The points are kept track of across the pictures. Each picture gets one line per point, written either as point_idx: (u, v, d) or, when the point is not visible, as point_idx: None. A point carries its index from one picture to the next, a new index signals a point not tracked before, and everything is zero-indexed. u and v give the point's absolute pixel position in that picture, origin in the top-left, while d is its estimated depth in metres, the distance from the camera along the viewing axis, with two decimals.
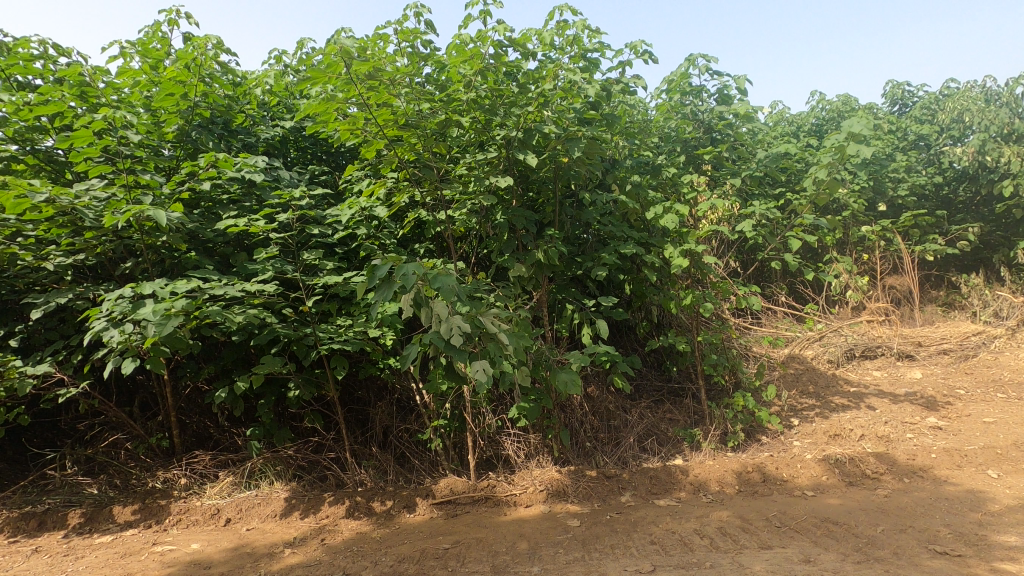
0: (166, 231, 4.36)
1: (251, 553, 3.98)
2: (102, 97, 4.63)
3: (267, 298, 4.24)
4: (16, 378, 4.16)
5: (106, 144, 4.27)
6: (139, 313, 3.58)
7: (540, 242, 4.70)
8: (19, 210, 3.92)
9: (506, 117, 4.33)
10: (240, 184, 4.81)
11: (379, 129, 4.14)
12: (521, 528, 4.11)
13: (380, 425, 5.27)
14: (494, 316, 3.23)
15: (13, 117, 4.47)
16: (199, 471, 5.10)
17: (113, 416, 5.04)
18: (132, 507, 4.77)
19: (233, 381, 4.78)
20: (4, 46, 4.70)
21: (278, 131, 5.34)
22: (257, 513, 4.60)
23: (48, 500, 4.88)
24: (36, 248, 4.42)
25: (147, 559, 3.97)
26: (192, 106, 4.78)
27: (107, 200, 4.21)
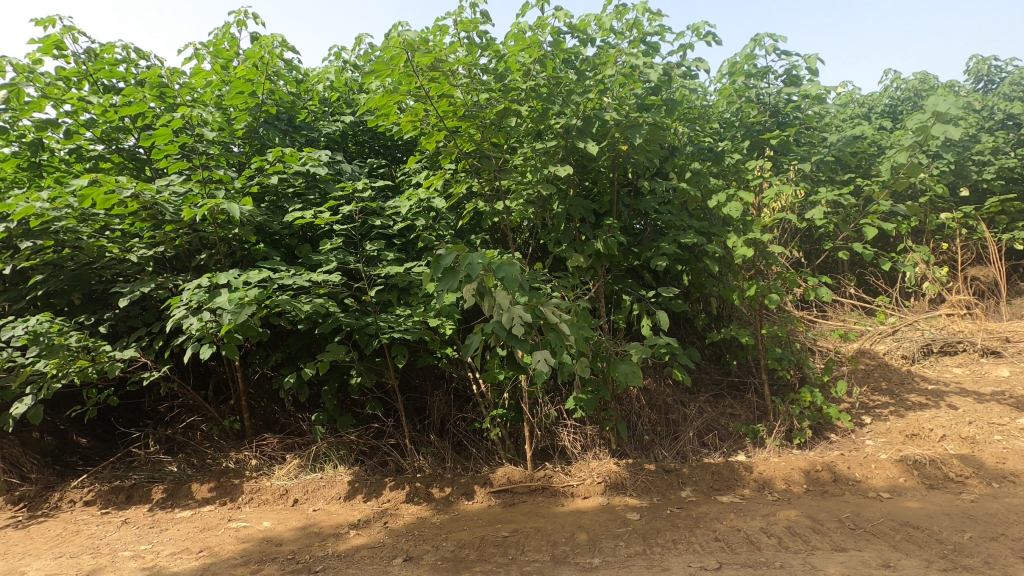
0: (239, 223, 4.55)
1: (319, 533, 4.14)
2: (179, 97, 4.89)
3: (331, 287, 4.37)
4: (107, 362, 4.48)
5: (184, 141, 4.52)
6: (216, 302, 3.76)
7: (599, 232, 4.64)
8: (107, 205, 4.19)
9: (565, 106, 4.27)
10: (304, 177, 4.97)
11: (438, 120, 4.19)
12: (580, 520, 4.09)
13: (438, 414, 5.39)
14: (555, 306, 3.19)
15: (101, 119, 4.79)
16: (268, 453, 5.34)
17: (190, 399, 5.36)
18: (209, 485, 5.05)
19: (299, 368, 4.96)
20: (92, 52, 5.04)
21: (339, 125, 5.50)
22: (323, 494, 4.78)
23: (133, 475, 5.26)
24: (122, 241, 4.74)
25: (224, 534, 4.20)
26: (260, 104, 4.99)
27: (185, 194, 4.43)
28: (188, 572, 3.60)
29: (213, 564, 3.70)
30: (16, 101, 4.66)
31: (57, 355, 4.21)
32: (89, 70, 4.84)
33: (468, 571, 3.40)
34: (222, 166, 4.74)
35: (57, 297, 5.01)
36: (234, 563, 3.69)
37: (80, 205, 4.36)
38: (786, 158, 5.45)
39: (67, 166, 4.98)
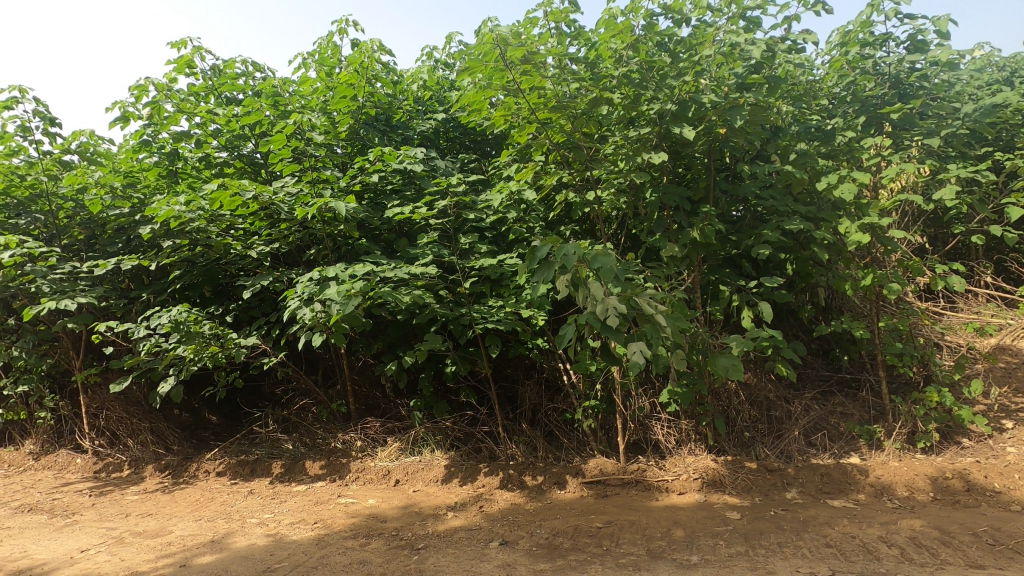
0: (344, 220, 4.86)
1: (419, 512, 4.37)
2: (291, 105, 5.30)
3: (428, 280, 4.55)
4: (234, 348, 4.97)
5: (296, 145, 4.89)
6: (326, 294, 4.05)
7: (695, 220, 4.46)
8: (233, 206, 4.64)
9: (659, 91, 4.17)
10: (402, 174, 5.20)
11: (530, 112, 4.20)
12: (675, 515, 4.00)
13: (529, 403, 5.46)
14: (651, 297, 3.12)
15: (225, 128, 5.31)
16: (371, 436, 5.68)
17: (302, 384, 5.83)
18: (320, 462, 5.46)
19: (399, 356, 5.24)
20: (217, 69, 5.59)
21: (432, 123, 5.72)
22: (422, 477, 5.03)
23: (256, 451, 5.81)
24: (245, 239, 5.22)
25: (335, 509, 4.55)
26: (360, 107, 5.30)
27: (297, 195, 4.80)
28: (305, 540, 3.93)
29: (327, 535, 4.02)
30: (157, 117, 5.29)
31: (194, 341, 4.78)
32: (215, 85, 5.38)
33: (562, 559, 3.44)
34: (328, 167, 5.07)
35: (191, 289, 5.62)
36: (345, 535, 3.99)
37: (210, 207, 4.85)
38: (909, 133, 4.93)
39: (198, 173, 5.56)
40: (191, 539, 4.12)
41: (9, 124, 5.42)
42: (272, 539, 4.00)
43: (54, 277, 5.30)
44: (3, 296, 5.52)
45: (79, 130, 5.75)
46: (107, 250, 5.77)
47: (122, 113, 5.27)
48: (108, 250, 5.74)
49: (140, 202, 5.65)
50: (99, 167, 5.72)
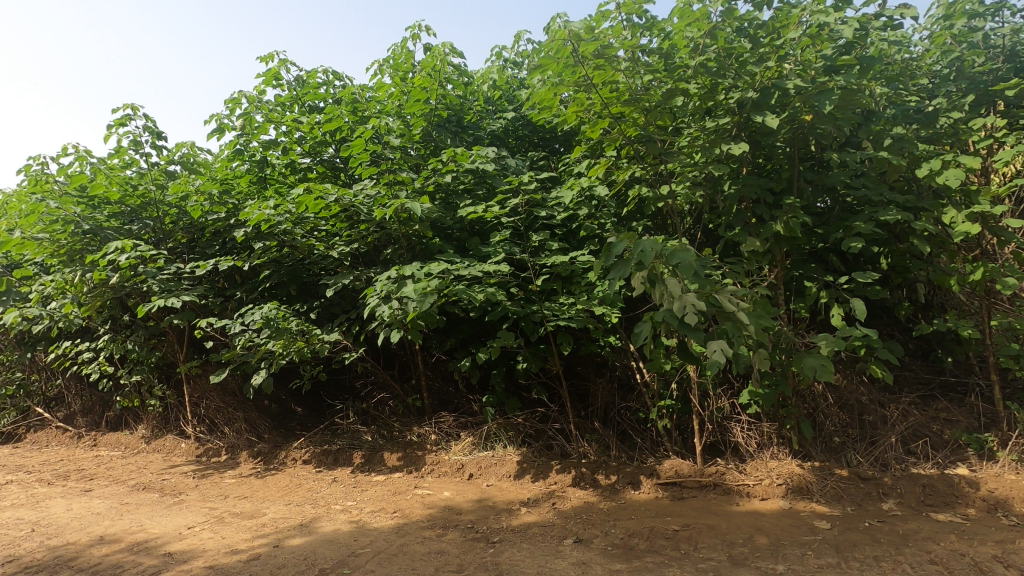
0: (419, 220, 4.99)
1: (493, 506, 4.43)
2: (368, 111, 5.52)
3: (501, 277, 4.60)
4: (318, 344, 5.25)
5: (375, 149, 5.08)
6: (403, 292, 4.19)
7: (778, 212, 4.23)
8: (317, 209, 4.88)
9: (737, 79, 4.00)
10: (473, 174, 5.28)
11: (603, 108, 4.12)
12: (758, 522, 3.83)
13: (601, 402, 5.42)
14: (732, 295, 2.99)
15: (308, 136, 5.63)
16: (445, 430, 5.82)
17: (381, 378, 6.07)
18: (397, 454, 5.67)
19: (472, 352, 5.35)
20: (300, 79, 5.92)
21: (502, 122, 5.78)
22: (495, 471, 5.10)
23: (338, 441, 6.11)
24: (327, 240, 5.49)
25: (412, 499, 4.71)
26: (433, 109, 5.44)
27: (375, 197, 5.00)
28: (386, 528, 4.10)
29: (405, 524, 4.17)
30: (249, 127, 5.67)
31: (283, 336, 5.09)
32: (299, 94, 5.70)
33: (639, 560, 3.39)
34: (404, 169, 5.22)
35: (279, 288, 5.98)
36: (423, 525, 4.12)
37: (296, 210, 5.13)
38: None
39: (284, 178, 5.91)
40: (283, 522, 4.40)
41: (123, 140, 6.00)
42: (355, 526, 4.20)
43: (162, 278, 5.81)
44: (120, 295, 6.11)
45: (181, 142, 6.27)
46: (206, 252, 6.26)
47: (218, 125, 5.70)
48: (207, 253, 6.22)
49: (234, 207, 6.07)
50: (199, 176, 6.21)
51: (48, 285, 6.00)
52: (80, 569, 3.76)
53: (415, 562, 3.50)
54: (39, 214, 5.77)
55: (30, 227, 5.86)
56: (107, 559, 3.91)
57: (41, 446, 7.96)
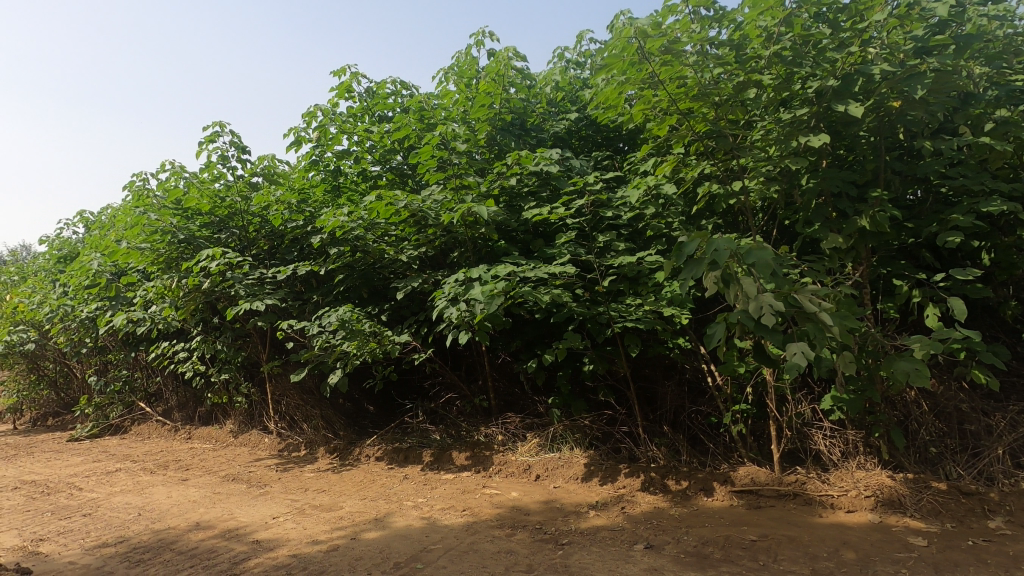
0: (484, 223, 5.05)
1: (561, 508, 4.43)
2: (434, 118, 5.66)
3: (567, 279, 4.59)
4: (390, 345, 5.44)
5: (442, 156, 5.22)
6: (471, 294, 4.27)
7: (862, 206, 3.98)
8: (388, 215, 5.06)
9: (816, 67, 3.81)
10: (538, 176, 5.29)
11: (670, 104, 4.02)
12: (844, 535, 3.61)
13: (671, 405, 5.29)
14: (814, 294, 2.83)
15: (378, 145, 5.86)
16: (512, 430, 5.88)
17: (448, 378, 6.21)
18: (465, 453, 5.78)
19: (538, 354, 5.37)
20: (370, 91, 6.16)
21: (566, 124, 5.77)
22: (562, 473, 5.09)
23: (408, 439, 6.31)
24: (397, 245, 5.68)
25: (481, 498, 4.79)
26: (497, 113, 5.51)
27: (443, 202, 5.14)
28: (457, 526, 4.19)
29: (475, 522, 4.24)
30: (324, 139, 5.96)
31: (357, 337, 5.31)
32: (370, 105, 5.94)
33: (714, 569, 3.28)
34: (470, 173, 5.30)
35: (352, 292, 6.24)
36: (493, 524, 4.18)
37: (368, 216, 5.36)
38: None
39: (356, 187, 6.16)
40: (359, 515, 4.60)
41: (213, 155, 6.47)
42: (427, 522, 4.32)
43: (248, 283, 6.22)
44: (210, 299, 6.60)
45: (263, 155, 6.69)
46: (286, 258, 6.64)
47: (296, 138, 6.03)
48: (286, 259, 6.59)
49: (311, 215, 6.40)
50: (279, 187, 6.60)
51: (150, 291, 6.58)
52: (181, 552, 4.09)
53: (485, 560, 3.55)
54: (142, 226, 6.34)
55: (134, 238, 6.45)
56: (204, 543, 4.23)
57: (144, 438, 8.72)
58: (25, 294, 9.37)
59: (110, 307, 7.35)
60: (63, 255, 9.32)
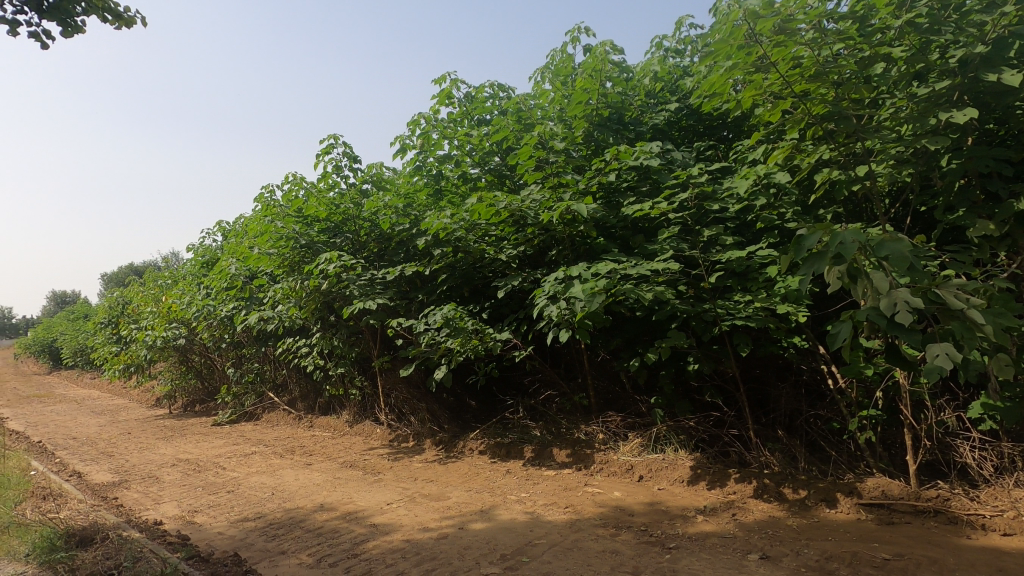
0: (583, 220, 5.02)
1: (666, 511, 4.31)
2: (532, 118, 5.74)
3: (670, 275, 4.46)
4: (491, 342, 5.58)
5: (540, 155, 5.27)
6: (571, 292, 4.27)
7: (1019, 187, 3.49)
8: (489, 216, 5.20)
9: (959, 32, 3.40)
10: (637, 171, 5.18)
11: (784, 87, 3.74)
12: (1001, 561, 3.19)
13: (785, 408, 4.97)
14: (960, 289, 2.50)
15: (477, 148, 6.03)
16: (613, 429, 5.82)
17: (548, 376, 6.26)
18: (566, 451, 5.80)
19: (640, 352, 5.26)
20: (469, 96, 6.36)
21: (666, 115, 5.59)
22: (666, 475, 4.95)
23: (510, 435, 6.45)
24: (497, 244, 5.82)
25: (583, 496, 4.78)
26: (595, 109, 5.45)
27: (542, 201, 5.18)
28: (560, 522, 4.22)
29: (578, 520, 4.25)
30: (427, 145, 6.25)
31: (460, 335, 5.51)
32: (469, 109, 6.12)
33: None
34: (568, 171, 5.29)
35: (454, 291, 6.47)
36: (596, 523, 4.16)
37: (469, 218, 5.54)
38: None
39: (457, 189, 6.39)
40: (465, 506, 4.78)
41: (329, 166, 7.01)
42: (531, 517, 4.40)
43: (361, 283, 6.66)
44: (328, 299, 7.15)
45: (372, 163, 7.13)
46: (393, 260, 7.03)
47: (402, 146, 6.37)
48: (394, 260, 6.98)
49: (416, 218, 6.73)
50: (387, 193, 7.00)
51: (277, 292, 7.26)
52: (309, 530, 4.48)
53: (589, 558, 3.55)
54: (270, 233, 7.01)
55: (264, 245, 7.15)
56: (328, 524, 4.60)
57: (273, 425, 9.65)
58: (177, 296, 10.71)
59: (245, 307, 8.21)
60: (205, 261, 10.53)
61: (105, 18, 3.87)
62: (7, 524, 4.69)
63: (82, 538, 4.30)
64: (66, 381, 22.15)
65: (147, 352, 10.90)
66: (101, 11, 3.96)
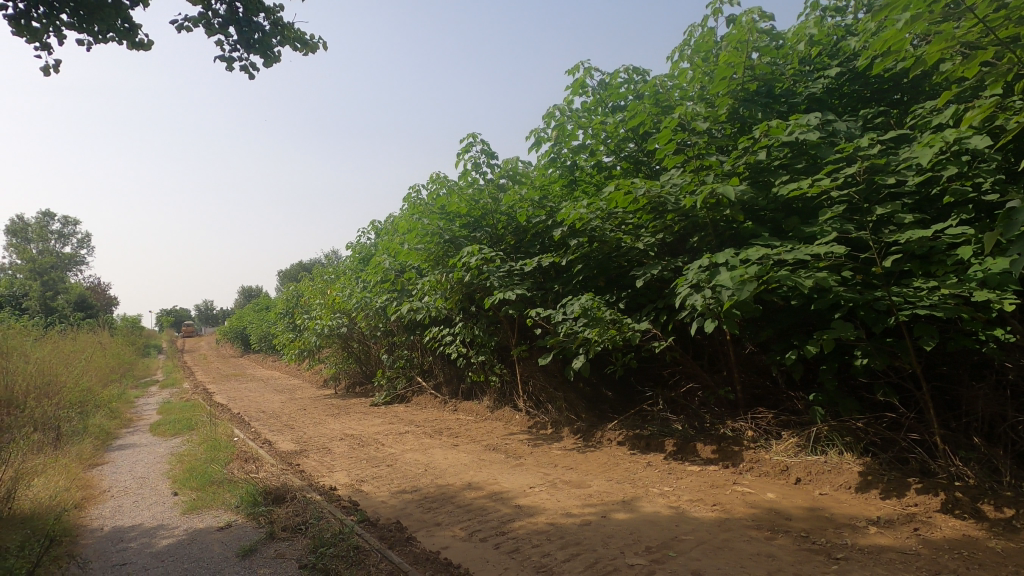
0: (729, 204, 4.71)
1: (831, 519, 3.94)
2: (670, 100, 5.52)
3: (833, 260, 4.03)
4: (630, 332, 5.49)
5: (679, 138, 5.04)
6: (718, 280, 4.06)
7: None
8: (626, 203, 5.08)
9: None
10: (791, 147, 4.74)
11: (983, 34, 3.17)
12: None
13: (982, 413, 4.26)
14: None
15: (613, 136, 5.94)
16: (763, 427, 5.43)
17: (689, 368, 6.00)
18: (711, 447, 5.55)
19: (796, 345, 4.83)
20: (603, 83, 6.28)
21: (824, 82, 5.04)
22: (829, 480, 4.53)
23: (649, 427, 6.32)
24: (635, 233, 5.69)
25: (732, 495, 4.54)
26: (740, 83, 5.09)
27: (683, 185, 4.96)
28: (708, 520, 4.06)
29: (728, 520, 4.05)
30: (562, 136, 6.28)
31: (598, 325, 5.48)
32: (604, 96, 6.05)
33: None
34: (712, 152, 4.99)
35: (590, 281, 6.45)
36: (748, 524, 3.93)
37: (606, 207, 5.49)
38: None
39: (591, 179, 6.38)
40: (606, 495, 4.79)
41: (468, 163, 7.36)
42: (676, 511, 4.28)
43: (500, 275, 6.91)
44: (470, 290, 7.54)
45: (508, 158, 7.36)
46: (530, 252, 7.20)
47: (537, 139, 6.48)
48: (530, 252, 7.14)
49: (551, 210, 6.81)
50: (522, 186, 7.18)
51: (425, 284, 7.82)
52: (460, 506, 4.81)
53: (743, 560, 3.37)
54: (418, 230, 7.57)
55: (413, 240, 7.73)
56: (476, 502, 4.89)
57: (423, 407, 10.45)
58: (339, 289, 12.00)
59: (397, 298, 8.96)
60: (362, 257, 11.67)
61: (296, 49, 4.43)
62: (222, 480, 5.65)
63: (277, 497, 5.04)
64: (255, 364, 25.93)
65: (317, 339, 12.37)
66: (292, 41, 4.54)
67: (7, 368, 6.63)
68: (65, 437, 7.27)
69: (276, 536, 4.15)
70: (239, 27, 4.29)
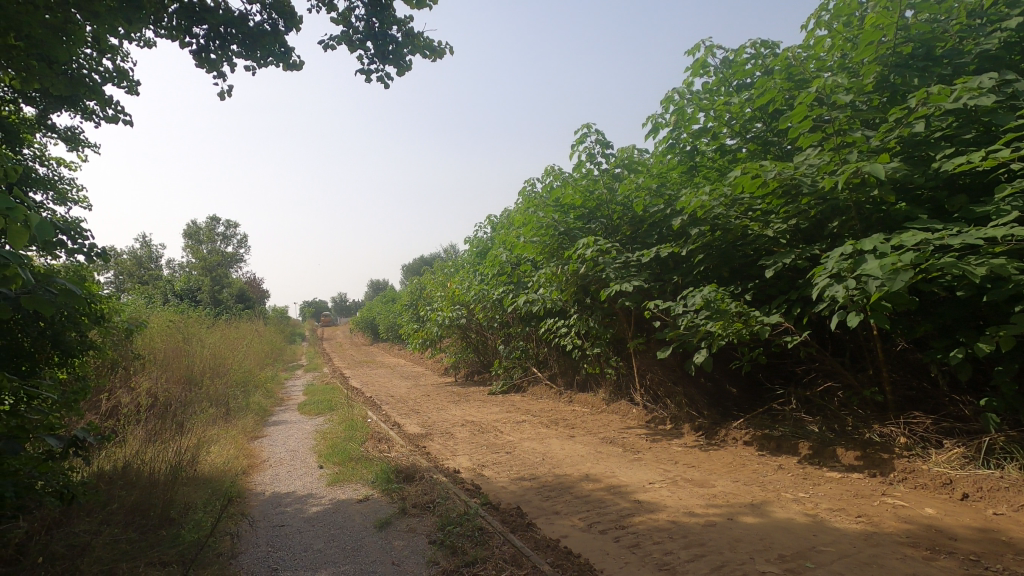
0: (878, 183, 4.21)
1: (1010, 543, 3.40)
2: (804, 72, 5.07)
3: (1013, 244, 3.45)
4: (758, 325, 5.14)
5: (816, 113, 4.61)
6: (865, 269, 3.66)
7: None
8: (754, 188, 4.75)
9: None
10: (957, 114, 4.13)
11: None
12: None
13: None
14: None
15: (738, 116, 5.59)
16: (920, 433, 4.83)
17: (829, 365, 5.48)
18: (855, 452, 5.04)
19: (962, 342, 4.22)
20: (727, 61, 5.93)
21: (1001, 35, 4.32)
22: (1007, 499, 3.91)
23: (780, 428, 5.88)
24: (763, 219, 5.31)
25: (881, 507, 4.10)
26: (890, 47, 4.53)
27: (820, 165, 4.55)
28: (851, 532, 3.70)
29: (876, 533, 3.66)
30: (681, 121, 6.02)
31: (722, 318, 5.20)
32: (728, 74, 5.70)
33: None
34: (856, 127, 4.49)
35: (713, 272, 6.14)
36: (902, 541, 3.52)
37: (731, 193, 5.19)
38: None
39: (713, 163, 6.09)
40: (733, 497, 4.55)
41: (583, 154, 7.32)
42: (813, 520, 3.95)
43: (616, 267, 6.75)
44: (585, 283, 7.47)
45: (624, 147, 7.21)
46: (646, 242, 6.89)
47: (654, 125, 6.28)
48: (647, 242, 6.83)
49: (670, 198, 6.39)
50: (638, 174, 7.01)
51: (541, 277, 7.93)
52: (577, 496, 4.85)
53: None
54: (534, 223, 7.69)
55: (529, 233, 7.88)
56: (594, 494, 4.90)
57: (539, 397, 10.62)
58: (459, 282, 12.56)
59: (513, 290, 9.18)
60: (480, 251, 12.14)
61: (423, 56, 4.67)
62: (359, 457, 6.20)
63: (407, 476, 5.43)
64: (385, 351, 28.03)
65: (439, 329, 13.06)
66: (421, 49, 4.80)
67: (190, 351, 7.79)
68: (233, 412, 8.40)
69: (407, 512, 4.47)
70: (375, 41, 4.62)
